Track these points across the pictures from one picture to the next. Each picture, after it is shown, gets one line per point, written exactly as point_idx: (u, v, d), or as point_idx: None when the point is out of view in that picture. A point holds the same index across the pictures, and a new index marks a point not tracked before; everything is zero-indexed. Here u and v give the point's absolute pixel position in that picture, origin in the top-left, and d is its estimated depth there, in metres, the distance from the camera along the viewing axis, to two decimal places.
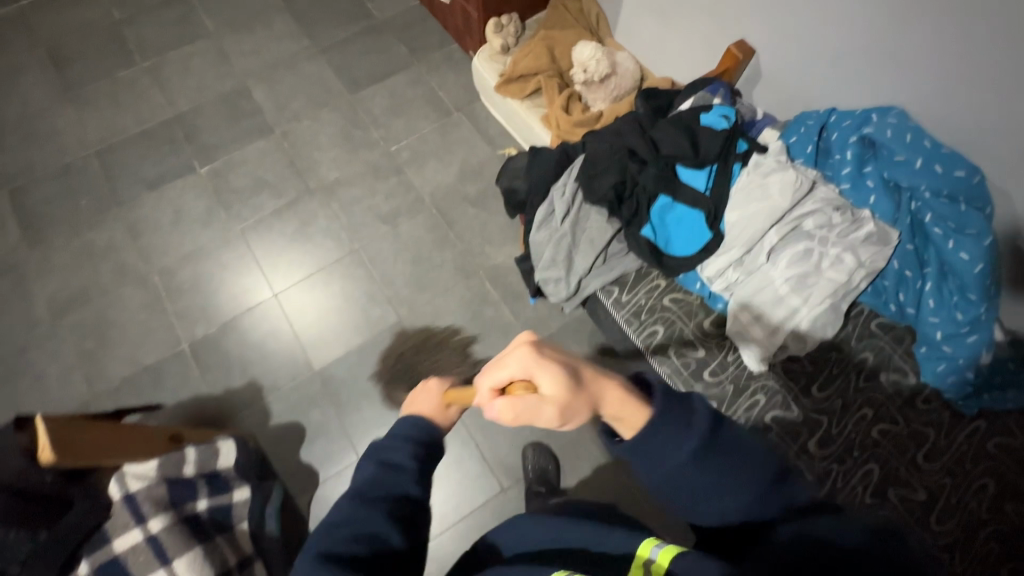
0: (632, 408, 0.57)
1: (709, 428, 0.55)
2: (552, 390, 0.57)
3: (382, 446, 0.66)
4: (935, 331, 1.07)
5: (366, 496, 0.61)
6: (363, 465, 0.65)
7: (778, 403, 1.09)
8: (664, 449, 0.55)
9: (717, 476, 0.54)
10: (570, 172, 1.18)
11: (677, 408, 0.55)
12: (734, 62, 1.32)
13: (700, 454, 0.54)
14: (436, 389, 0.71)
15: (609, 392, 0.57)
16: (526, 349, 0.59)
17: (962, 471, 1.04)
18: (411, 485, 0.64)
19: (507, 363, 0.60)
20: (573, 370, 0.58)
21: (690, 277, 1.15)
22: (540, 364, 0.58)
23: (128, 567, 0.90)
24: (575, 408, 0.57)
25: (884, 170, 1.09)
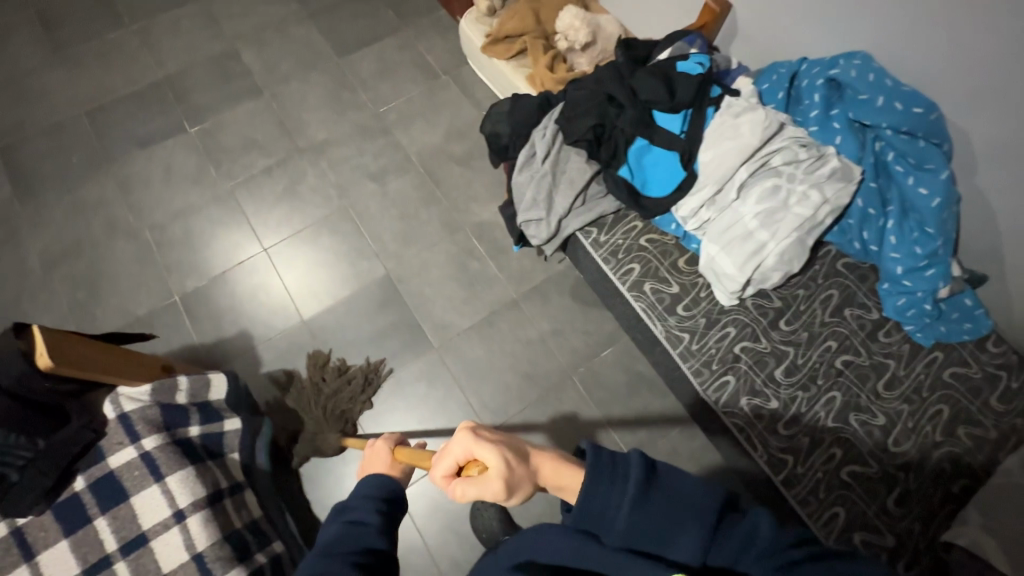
0: (567, 476, 0.64)
1: (641, 480, 0.60)
2: (494, 465, 0.61)
3: (345, 507, 0.74)
4: (897, 266, 1.12)
5: (332, 552, 0.68)
6: (328, 527, 0.72)
7: (747, 334, 1.14)
8: (608, 513, 0.60)
9: (665, 520, 0.59)
10: (549, 116, 1.24)
11: (610, 467, 0.61)
12: (711, 16, 1.37)
13: (639, 506, 0.59)
14: (384, 448, 0.82)
15: (544, 463, 0.64)
16: (465, 431, 0.64)
17: (919, 398, 1.10)
18: (375, 539, 0.71)
19: (452, 446, 0.65)
20: (512, 445, 0.64)
21: (666, 218, 1.19)
22: (479, 443, 0.63)
23: (123, 481, 0.95)
24: (518, 481, 0.61)
25: (850, 111, 1.14)
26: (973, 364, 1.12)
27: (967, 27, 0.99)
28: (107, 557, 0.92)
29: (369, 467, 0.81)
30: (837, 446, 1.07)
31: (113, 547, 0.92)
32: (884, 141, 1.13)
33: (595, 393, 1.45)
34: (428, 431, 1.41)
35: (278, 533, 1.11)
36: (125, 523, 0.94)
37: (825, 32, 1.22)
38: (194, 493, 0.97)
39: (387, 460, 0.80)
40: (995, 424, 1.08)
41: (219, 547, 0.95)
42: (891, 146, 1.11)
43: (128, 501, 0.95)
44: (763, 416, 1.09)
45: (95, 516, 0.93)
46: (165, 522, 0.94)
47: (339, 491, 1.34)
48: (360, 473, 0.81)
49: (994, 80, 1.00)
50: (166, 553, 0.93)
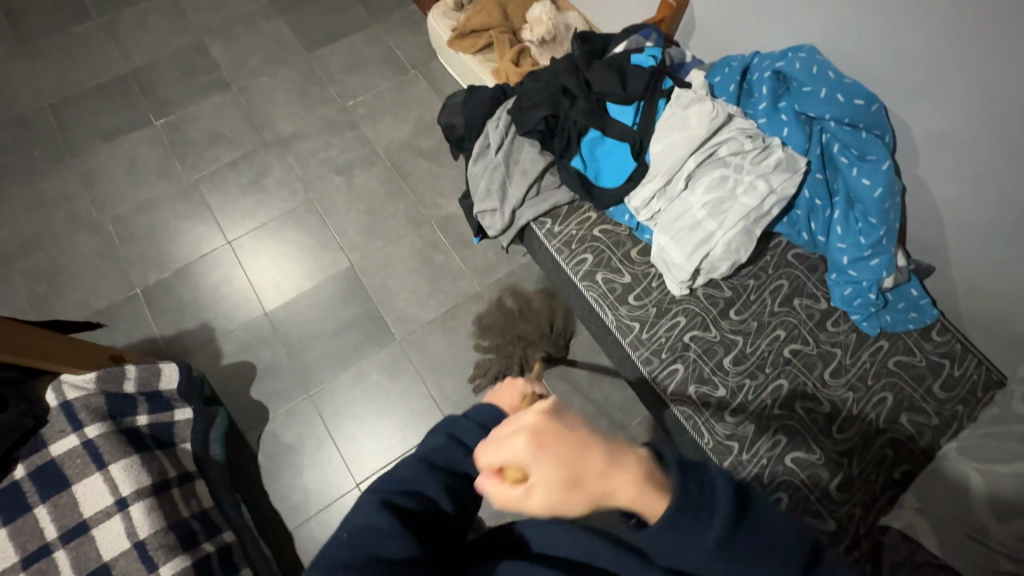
0: (642, 504, 0.52)
1: (727, 521, 0.51)
2: (541, 491, 0.50)
3: (457, 423, 0.75)
4: (843, 256, 1.14)
5: (435, 464, 0.71)
6: (434, 434, 0.76)
7: (697, 323, 1.16)
8: (682, 552, 0.52)
9: (752, 562, 0.51)
10: (503, 107, 1.26)
11: (693, 500, 0.52)
12: (669, 10, 1.39)
13: (721, 551, 0.51)
14: (519, 387, 0.74)
15: (619, 488, 0.51)
16: (524, 440, 0.52)
17: (863, 386, 1.12)
18: (470, 467, 0.73)
19: (501, 445, 0.53)
20: (573, 467, 0.51)
21: (620, 209, 1.21)
22: (532, 459, 0.51)
23: (64, 469, 0.95)
24: (569, 508, 0.51)
25: (796, 103, 1.16)
26: (918, 352, 1.15)
27: (903, 21, 1.01)
28: (46, 545, 0.91)
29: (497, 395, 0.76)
30: (782, 433, 1.08)
31: (54, 535, 0.92)
32: (830, 133, 1.15)
33: (558, 385, 1.45)
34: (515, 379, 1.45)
35: (230, 522, 1.10)
36: (66, 511, 0.93)
37: (776, 26, 1.24)
38: (138, 480, 0.97)
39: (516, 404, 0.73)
40: (937, 411, 1.10)
41: (162, 535, 0.95)
42: (836, 138, 1.13)
43: (70, 488, 0.94)
44: (711, 404, 1.10)
45: (36, 505, 0.93)
46: (107, 510, 0.94)
47: (300, 483, 1.34)
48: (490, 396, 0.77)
49: (928, 73, 1.03)
50: (107, 541, 0.92)
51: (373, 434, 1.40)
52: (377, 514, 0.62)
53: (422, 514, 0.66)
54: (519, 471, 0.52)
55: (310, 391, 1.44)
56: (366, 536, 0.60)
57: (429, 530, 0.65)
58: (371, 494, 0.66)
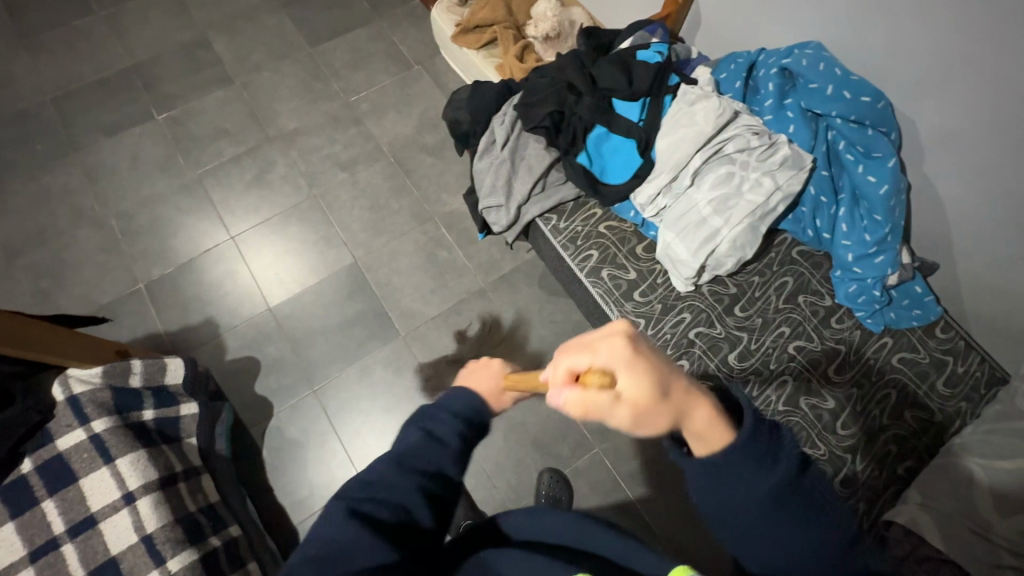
0: (712, 431, 0.56)
1: (788, 474, 0.55)
2: (632, 391, 0.54)
3: (430, 415, 0.68)
4: (848, 253, 1.14)
5: (407, 463, 0.63)
6: (407, 431, 0.67)
7: (702, 320, 1.16)
8: (737, 494, 0.55)
9: (793, 511, 0.55)
10: (509, 103, 1.26)
11: (765, 447, 0.55)
12: (676, 5, 1.37)
13: (775, 499, 0.55)
14: (498, 369, 0.73)
15: (695, 408, 0.56)
16: (624, 344, 0.55)
17: (867, 383, 1.12)
18: (447, 463, 0.65)
19: (596, 350, 0.56)
20: (660, 378, 0.55)
21: (625, 206, 1.21)
22: (629, 363, 0.54)
23: (71, 463, 0.95)
24: (653, 417, 0.54)
25: (802, 100, 1.16)
26: (922, 350, 1.15)
27: (911, 18, 1.01)
28: (54, 539, 0.91)
29: (468, 378, 0.73)
30: (786, 429, 1.08)
31: (61, 529, 0.92)
32: (835, 130, 1.15)
33: None
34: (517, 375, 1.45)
35: (236, 516, 1.11)
36: (73, 505, 0.93)
37: (782, 23, 1.24)
38: (145, 475, 0.98)
39: (496, 384, 0.72)
40: (940, 408, 1.11)
41: (170, 529, 0.95)
42: (842, 136, 1.13)
43: (77, 482, 0.94)
44: None
45: (43, 498, 0.93)
46: (114, 504, 0.94)
47: (304, 478, 1.34)
48: (461, 378, 0.74)
49: (935, 70, 1.03)
50: (114, 535, 0.93)
51: (377, 430, 1.40)
52: (345, 528, 0.56)
53: (394, 524, 0.59)
54: (611, 375, 0.55)
55: (314, 386, 1.44)
56: (330, 553, 0.54)
57: (404, 541, 0.59)
58: (336, 501, 0.59)
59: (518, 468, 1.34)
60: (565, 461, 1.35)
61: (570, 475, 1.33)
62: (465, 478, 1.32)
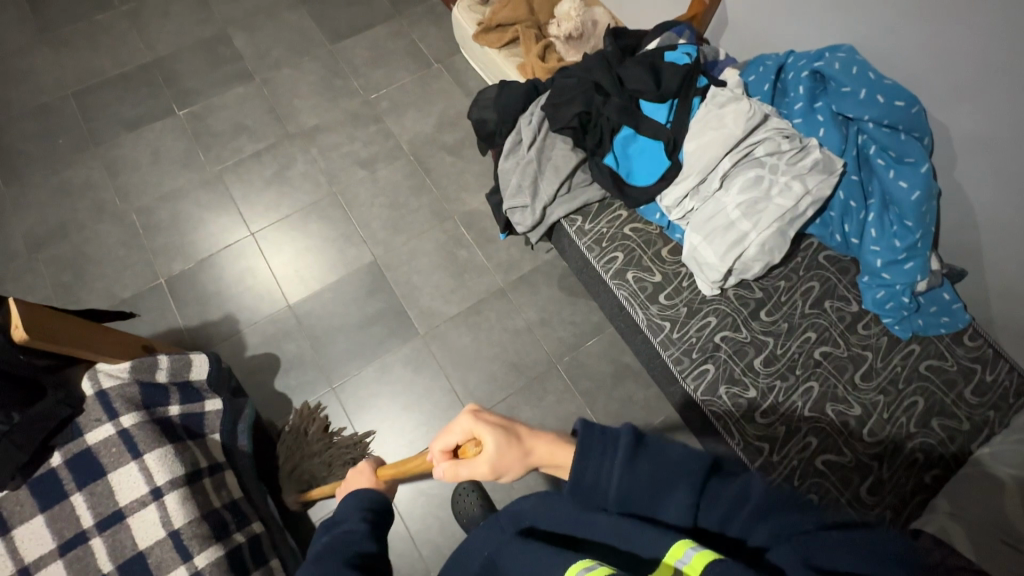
0: (557, 455, 0.63)
1: (629, 443, 0.57)
2: (486, 450, 0.62)
3: (335, 522, 0.69)
4: (876, 259, 1.13)
5: (323, 557, 0.62)
6: (318, 540, 0.67)
7: (727, 324, 1.15)
8: (599, 481, 0.58)
9: (650, 487, 0.55)
10: (536, 103, 1.26)
11: (596, 434, 0.58)
12: (702, 7, 1.37)
13: (630, 471, 0.56)
14: (368, 469, 0.81)
15: (540, 443, 0.63)
16: (467, 415, 0.64)
17: (895, 389, 1.11)
18: (364, 542, 0.65)
19: (451, 428, 0.66)
20: (507, 427, 0.64)
21: (651, 208, 1.21)
22: (477, 427, 0.63)
23: (100, 457, 0.95)
24: (509, 463, 0.62)
25: (833, 104, 1.15)
26: (949, 357, 1.14)
27: (952, 21, 0.99)
28: (82, 533, 0.92)
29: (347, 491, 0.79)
30: (813, 435, 1.08)
31: (90, 523, 0.92)
32: (866, 135, 1.14)
33: (581, 382, 1.45)
34: (536, 379, 1.45)
35: (258, 512, 1.11)
36: (102, 499, 0.94)
37: (813, 25, 1.22)
38: (173, 470, 0.97)
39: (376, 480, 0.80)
40: (969, 416, 1.10)
41: (197, 525, 0.95)
42: (873, 140, 1.12)
43: (105, 477, 0.95)
44: (741, 405, 1.10)
45: (72, 492, 0.93)
46: (142, 499, 0.94)
47: None
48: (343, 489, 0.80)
49: (972, 74, 1.01)
50: (143, 529, 0.93)
51: (397, 430, 1.40)
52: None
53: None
54: (470, 443, 0.64)
55: (334, 384, 1.44)
56: None
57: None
58: None
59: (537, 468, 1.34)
60: None
61: None
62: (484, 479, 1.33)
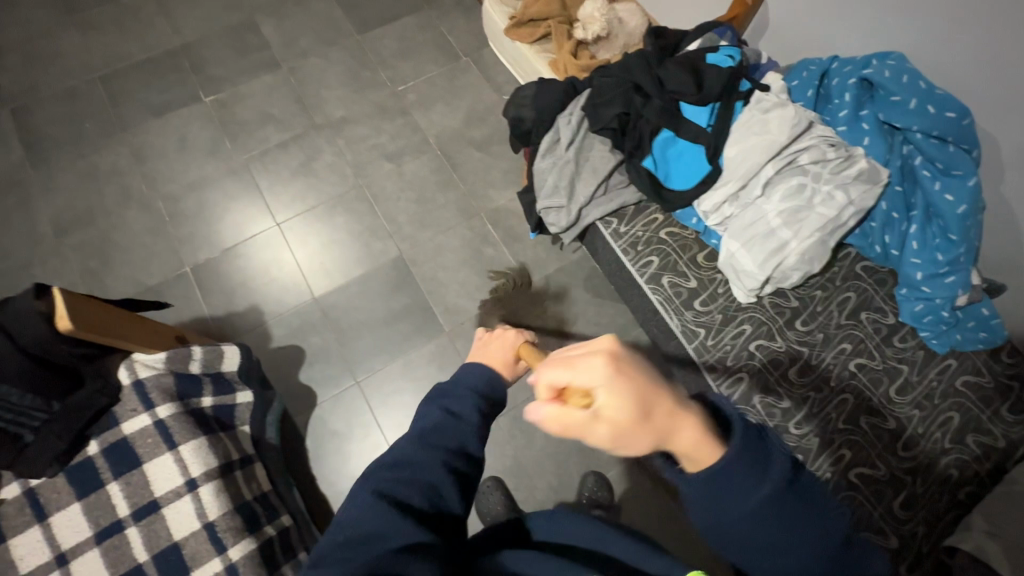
0: (693, 446, 0.56)
1: (783, 468, 0.56)
2: (615, 413, 0.53)
3: (446, 393, 0.73)
4: (916, 272, 1.11)
5: (430, 440, 0.67)
6: (427, 409, 0.71)
7: (763, 333, 1.14)
8: (741, 496, 0.55)
9: (793, 518, 0.55)
10: (576, 102, 1.24)
11: (757, 453, 0.56)
12: (743, 7, 1.34)
13: (777, 502, 0.55)
14: (511, 342, 0.81)
15: (675, 429, 0.55)
16: (605, 362, 0.54)
17: (930, 405, 1.10)
18: (470, 440, 0.69)
19: (576, 365, 0.55)
20: (641, 396, 0.54)
21: (687, 212, 1.19)
22: (611, 384, 0.53)
23: (136, 448, 0.96)
24: (633, 439, 0.53)
25: (880, 112, 1.13)
26: (986, 373, 1.12)
27: (1009, 30, 0.96)
28: (119, 521, 0.92)
29: (480, 352, 0.81)
30: (846, 448, 1.07)
31: (126, 512, 0.93)
32: (913, 145, 1.12)
33: None
34: None
35: (287, 505, 1.12)
36: (137, 489, 0.94)
37: (858, 29, 1.20)
38: (207, 462, 0.97)
39: (507, 355, 0.79)
40: (1004, 433, 1.08)
41: (230, 517, 0.95)
42: (920, 151, 1.11)
43: (141, 467, 0.95)
44: (774, 414, 1.09)
45: (108, 481, 0.94)
46: (178, 490, 0.95)
47: (346, 469, 1.35)
48: (479, 350, 0.81)
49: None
50: (178, 521, 0.93)
51: None
52: (374, 510, 0.60)
53: (427, 510, 0.63)
54: (584, 394, 0.54)
55: (358, 377, 1.44)
56: (368, 536, 0.59)
57: (438, 526, 0.63)
58: (369, 485, 0.63)
59: (560, 470, 1.37)
60: (607, 463, 1.38)
61: (613, 477, 1.36)
62: (506, 479, 1.35)
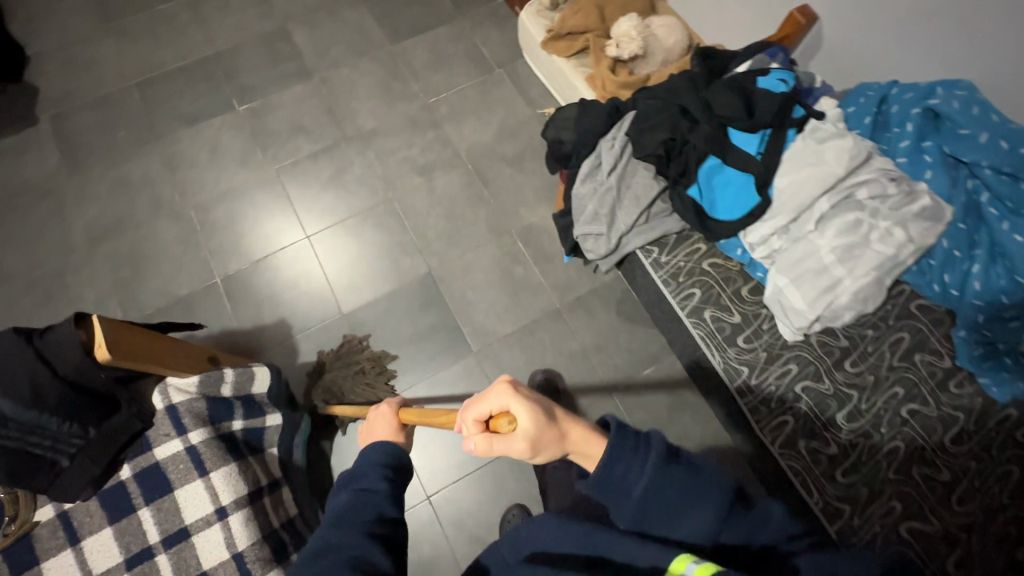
0: (592, 443, 0.64)
1: (660, 452, 0.61)
2: (528, 425, 0.61)
3: (353, 475, 0.73)
4: (978, 314, 1.04)
5: (343, 520, 0.67)
6: (337, 497, 0.71)
7: (809, 373, 1.09)
8: (627, 480, 0.61)
9: (680, 488, 0.60)
10: (619, 126, 1.19)
11: (630, 437, 0.62)
12: (796, 26, 1.28)
13: (660, 477, 0.60)
14: (389, 412, 0.81)
15: (574, 429, 0.64)
16: (505, 384, 0.63)
17: (988, 456, 1.01)
18: (386, 506, 0.70)
19: (486, 397, 0.63)
20: (542, 406, 0.63)
21: (732, 243, 1.14)
22: (517, 400, 0.62)
23: (167, 473, 0.94)
24: (546, 443, 0.62)
25: (944, 145, 1.08)
26: None
27: None
28: (148, 548, 0.91)
29: (369, 436, 0.80)
30: (897, 500, 1.01)
31: (156, 539, 0.92)
32: (979, 180, 1.07)
33: (637, 413, 1.40)
34: (590, 405, 1.41)
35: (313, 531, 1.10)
36: (168, 516, 0.93)
37: (923, 55, 1.14)
38: (236, 490, 0.96)
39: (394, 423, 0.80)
40: None
41: (259, 547, 0.94)
42: (987, 187, 1.06)
43: (172, 493, 0.94)
44: (820, 460, 1.05)
45: (140, 506, 0.93)
46: (208, 518, 0.93)
47: None
48: (366, 437, 0.80)
49: None
50: (208, 549, 0.92)
51: (447, 448, 1.38)
52: None
53: None
54: (507, 417, 0.62)
55: None
56: None
57: None
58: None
59: None
60: None
61: None
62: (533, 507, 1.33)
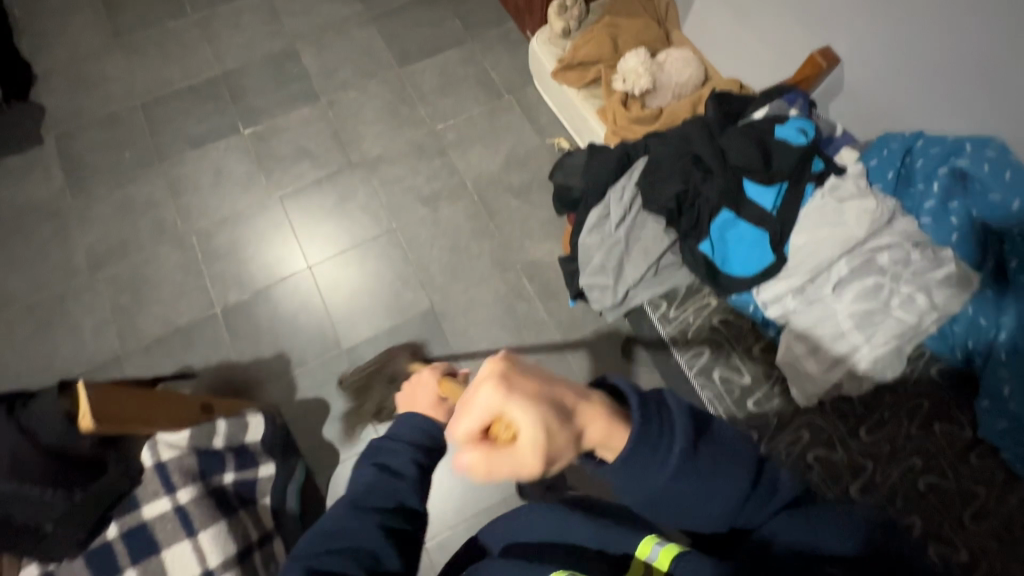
0: (612, 434, 0.55)
1: (685, 435, 0.56)
2: (528, 434, 0.53)
3: (381, 448, 0.73)
4: (1004, 385, 0.97)
5: (362, 502, 0.68)
6: (361, 470, 0.72)
7: (821, 441, 1.02)
8: (649, 471, 0.55)
9: (701, 474, 0.55)
10: (629, 174, 1.15)
11: (654, 420, 0.56)
12: (815, 69, 1.21)
13: (681, 464, 0.55)
14: (432, 380, 0.79)
15: (588, 424, 0.55)
16: (491, 390, 0.55)
17: (1012, 538, 0.93)
18: (405, 494, 0.71)
19: (473, 408, 0.56)
20: (545, 403, 0.54)
21: (744, 299, 1.10)
22: (510, 403, 0.54)
23: (155, 534, 0.92)
24: (558, 448, 0.54)
25: (972, 207, 1.04)
26: None
27: None
28: None
29: (411, 400, 0.80)
30: None
31: None
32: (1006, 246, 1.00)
33: None
34: None
35: None
36: None
37: (953, 108, 1.08)
38: (225, 551, 0.93)
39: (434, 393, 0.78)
40: None
41: None
42: (1016, 253, 0.98)
43: (159, 554, 0.91)
44: None
45: (125, 568, 0.90)
46: None
47: None
48: (405, 400, 0.80)
49: None
50: None
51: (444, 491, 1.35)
52: None
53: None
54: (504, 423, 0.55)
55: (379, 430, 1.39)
56: None
57: None
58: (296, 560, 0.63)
59: None
60: None
61: None
62: None
